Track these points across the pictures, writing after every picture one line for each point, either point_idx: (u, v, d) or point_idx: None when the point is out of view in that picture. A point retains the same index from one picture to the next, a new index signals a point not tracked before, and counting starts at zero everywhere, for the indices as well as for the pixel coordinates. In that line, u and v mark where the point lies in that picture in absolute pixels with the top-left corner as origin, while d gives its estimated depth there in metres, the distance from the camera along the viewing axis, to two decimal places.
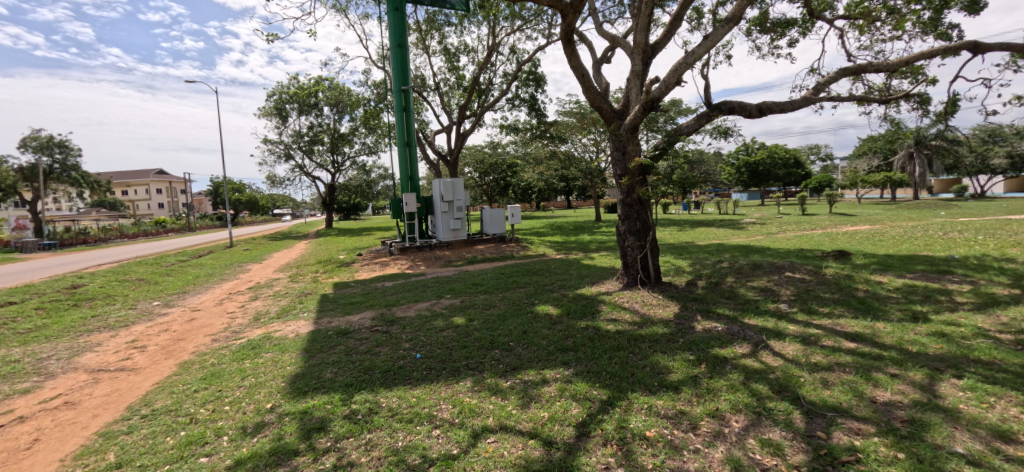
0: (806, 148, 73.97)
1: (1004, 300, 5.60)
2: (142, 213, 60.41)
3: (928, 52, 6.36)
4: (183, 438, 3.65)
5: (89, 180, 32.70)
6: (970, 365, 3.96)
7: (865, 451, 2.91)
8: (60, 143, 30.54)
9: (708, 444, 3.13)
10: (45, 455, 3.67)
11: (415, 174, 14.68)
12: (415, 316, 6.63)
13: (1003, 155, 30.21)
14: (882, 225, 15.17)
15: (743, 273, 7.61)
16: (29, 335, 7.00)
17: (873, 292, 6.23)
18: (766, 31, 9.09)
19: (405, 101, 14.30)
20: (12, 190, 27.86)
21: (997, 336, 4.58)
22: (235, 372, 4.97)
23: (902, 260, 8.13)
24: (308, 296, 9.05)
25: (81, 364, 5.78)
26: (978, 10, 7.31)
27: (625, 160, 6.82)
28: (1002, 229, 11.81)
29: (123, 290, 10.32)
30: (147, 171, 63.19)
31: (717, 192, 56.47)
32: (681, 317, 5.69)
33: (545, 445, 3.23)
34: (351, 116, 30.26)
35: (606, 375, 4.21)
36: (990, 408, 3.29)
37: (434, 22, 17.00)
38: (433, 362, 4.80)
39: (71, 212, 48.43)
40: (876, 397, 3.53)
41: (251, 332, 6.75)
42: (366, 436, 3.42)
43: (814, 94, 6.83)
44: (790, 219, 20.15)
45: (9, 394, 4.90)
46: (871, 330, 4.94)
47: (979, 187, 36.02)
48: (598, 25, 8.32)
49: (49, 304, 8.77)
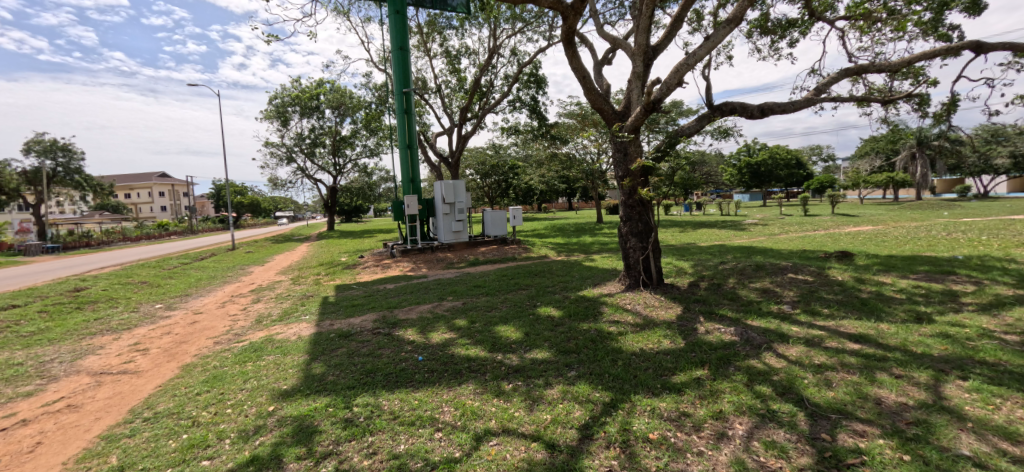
0: (807, 149, 73.78)
1: (1009, 300, 5.57)
2: (145, 216, 60.65)
3: (930, 52, 6.33)
4: (185, 442, 3.64)
5: (93, 183, 32.84)
6: (975, 366, 3.94)
7: (871, 453, 2.89)
8: (64, 147, 30.71)
9: (713, 447, 3.12)
10: (47, 458, 3.67)
11: (416, 176, 14.70)
12: (417, 318, 6.63)
13: (1006, 155, 30.13)
14: (885, 226, 15.14)
15: (745, 274, 7.58)
16: (32, 338, 7.00)
17: (876, 293, 6.20)
18: (766, 32, 9.09)
19: (407, 103, 14.34)
20: (15, 194, 28.01)
21: (1003, 337, 4.54)
22: (237, 375, 4.96)
23: (905, 261, 8.10)
24: (310, 298, 9.06)
25: (84, 367, 5.79)
26: (980, 10, 7.28)
27: (627, 162, 6.83)
28: (1006, 229, 11.74)
29: (126, 293, 10.34)
30: (150, 175, 63.51)
31: (718, 193, 56.43)
32: (683, 319, 5.68)
33: (548, 447, 3.22)
34: (353, 119, 30.36)
35: (608, 377, 4.19)
36: (997, 410, 3.26)
37: (436, 24, 17.08)
38: (435, 364, 4.79)
39: (74, 215, 48.64)
40: (880, 399, 3.50)
41: (253, 335, 6.74)
42: (368, 440, 3.42)
43: (815, 95, 6.81)
44: (791, 220, 19.97)
45: (12, 397, 4.91)
46: (875, 331, 4.91)
47: (981, 187, 35.96)
48: (599, 27, 8.32)
49: (52, 308, 8.78)
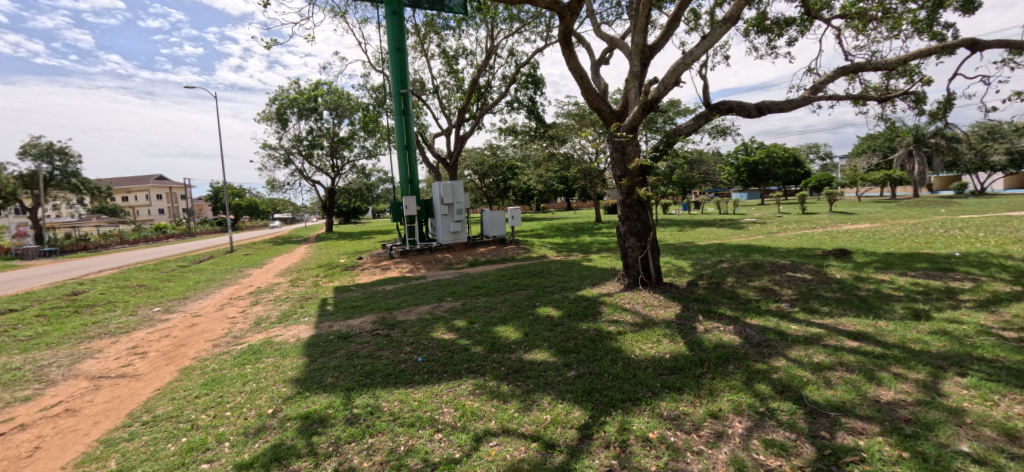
0: (805, 148, 73.91)
1: (1006, 297, 5.59)
2: (142, 220, 60.36)
3: (926, 51, 6.35)
4: (184, 445, 3.63)
5: (90, 187, 32.70)
6: (973, 362, 3.95)
7: (870, 450, 2.90)
8: (59, 151, 30.53)
9: (712, 445, 3.12)
10: (46, 462, 3.66)
11: (414, 177, 14.66)
12: (417, 319, 6.63)
13: (1002, 152, 30.15)
14: (882, 223, 15.22)
15: (744, 273, 7.59)
16: (30, 343, 6.96)
17: (875, 290, 6.21)
18: (764, 30, 9.09)
19: (405, 104, 14.30)
20: (12, 198, 27.89)
21: (1001, 333, 4.56)
22: (236, 378, 4.95)
23: (903, 258, 8.13)
24: (309, 300, 9.04)
25: (82, 371, 5.77)
26: (974, 9, 7.32)
27: (625, 161, 6.84)
28: (1003, 226, 11.79)
29: (124, 296, 10.30)
30: (147, 178, 63.17)
31: (716, 192, 56.47)
32: (682, 318, 5.69)
33: (549, 447, 3.22)
34: (351, 120, 30.33)
35: (608, 377, 4.20)
36: (995, 406, 3.27)
37: (434, 25, 17.04)
38: (434, 365, 4.78)
39: (72, 218, 48.46)
40: (879, 396, 3.51)
41: (252, 337, 6.73)
42: (368, 441, 3.41)
43: (813, 94, 6.82)
44: (790, 219, 20.02)
45: (10, 402, 4.89)
46: (874, 328, 4.92)
47: (978, 184, 36.08)
48: (596, 26, 8.33)
49: (50, 312, 8.74)
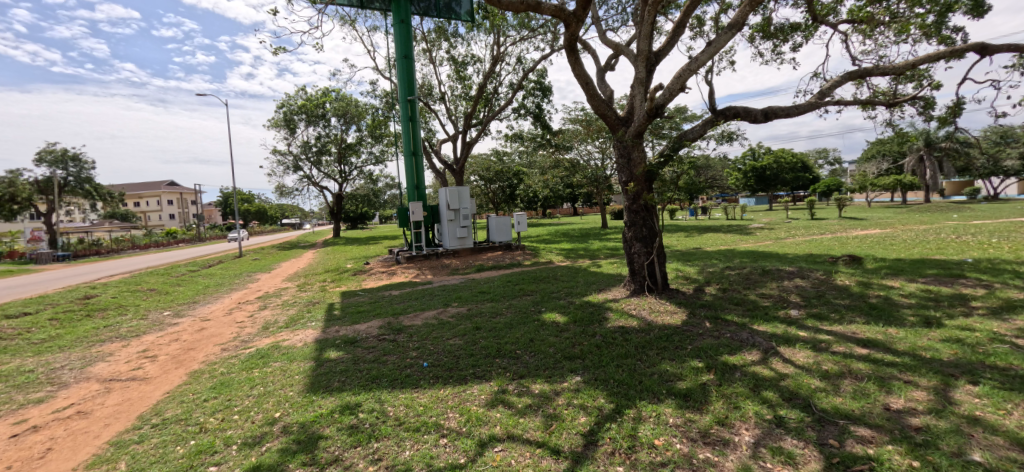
0: (813, 151, 73.14)
1: (1020, 304, 5.48)
2: (153, 225, 61.45)
3: (934, 55, 6.31)
4: (193, 448, 3.67)
5: (103, 192, 33.36)
6: (986, 370, 3.88)
7: (880, 459, 2.86)
8: (74, 157, 31.23)
9: (719, 453, 3.10)
10: (57, 464, 3.71)
11: (421, 183, 14.72)
12: (422, 324, 6.66)
13: (1015, 156, 29.53)
14: (892, 229, 15.06)
15: (751, 280, 7.54)
16: (43, 345, 7.10)
17: (885, 297, 6.12)
18: (768, 36, 9.10)
19: (412, 110, 14.42)
20: (27, 203, 28.45)
21: (1014, 341, 4.47)
22: (243, 382, 4.99)
23: (913, 264, 8.05)
24: (316, 304, 9.15)
25: (93, 374, 5.85)
26: (983, 13, 7.26)
27: (631, 167, 6.83)
28: (1019, 232, 11.54)
29: (135, 300, 10.45)
30: (160, 183, 64.88)
31: (722, 198, 56.41)
32: (689, 325, 5.64)
33: (553, 454, 3.20)
34: (358, 126, 30.58)
35: (613, 384, 4.17)
36: (1007, 415, 3.21)
37: (442, 32, 17.21)
38: (440, 370, 4.79)
39: (85, 224, 49.39)
40: (889, 404, 3.48)
41: (260, 341, 6.79)
42: (374, 446, 3.43)
43: (820, 99, 6.79)
44: (798, 224, 19.88)
45: (23, 404, 4.97)
46: (883, 336, 4.86)
47: (992, 189, 35.28)
48: (602, 33, 8.42)
49: (63, 315, 8.87)
